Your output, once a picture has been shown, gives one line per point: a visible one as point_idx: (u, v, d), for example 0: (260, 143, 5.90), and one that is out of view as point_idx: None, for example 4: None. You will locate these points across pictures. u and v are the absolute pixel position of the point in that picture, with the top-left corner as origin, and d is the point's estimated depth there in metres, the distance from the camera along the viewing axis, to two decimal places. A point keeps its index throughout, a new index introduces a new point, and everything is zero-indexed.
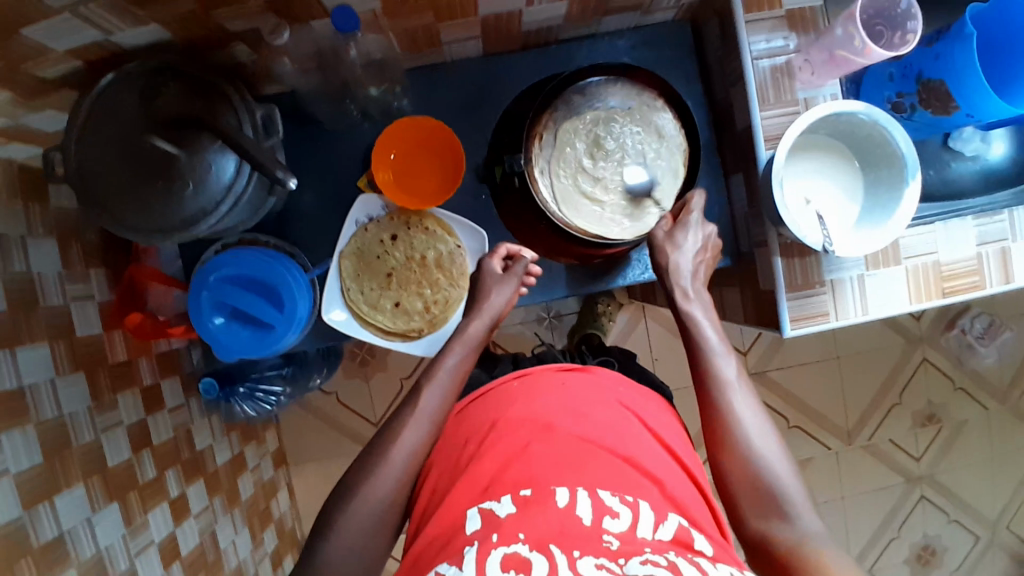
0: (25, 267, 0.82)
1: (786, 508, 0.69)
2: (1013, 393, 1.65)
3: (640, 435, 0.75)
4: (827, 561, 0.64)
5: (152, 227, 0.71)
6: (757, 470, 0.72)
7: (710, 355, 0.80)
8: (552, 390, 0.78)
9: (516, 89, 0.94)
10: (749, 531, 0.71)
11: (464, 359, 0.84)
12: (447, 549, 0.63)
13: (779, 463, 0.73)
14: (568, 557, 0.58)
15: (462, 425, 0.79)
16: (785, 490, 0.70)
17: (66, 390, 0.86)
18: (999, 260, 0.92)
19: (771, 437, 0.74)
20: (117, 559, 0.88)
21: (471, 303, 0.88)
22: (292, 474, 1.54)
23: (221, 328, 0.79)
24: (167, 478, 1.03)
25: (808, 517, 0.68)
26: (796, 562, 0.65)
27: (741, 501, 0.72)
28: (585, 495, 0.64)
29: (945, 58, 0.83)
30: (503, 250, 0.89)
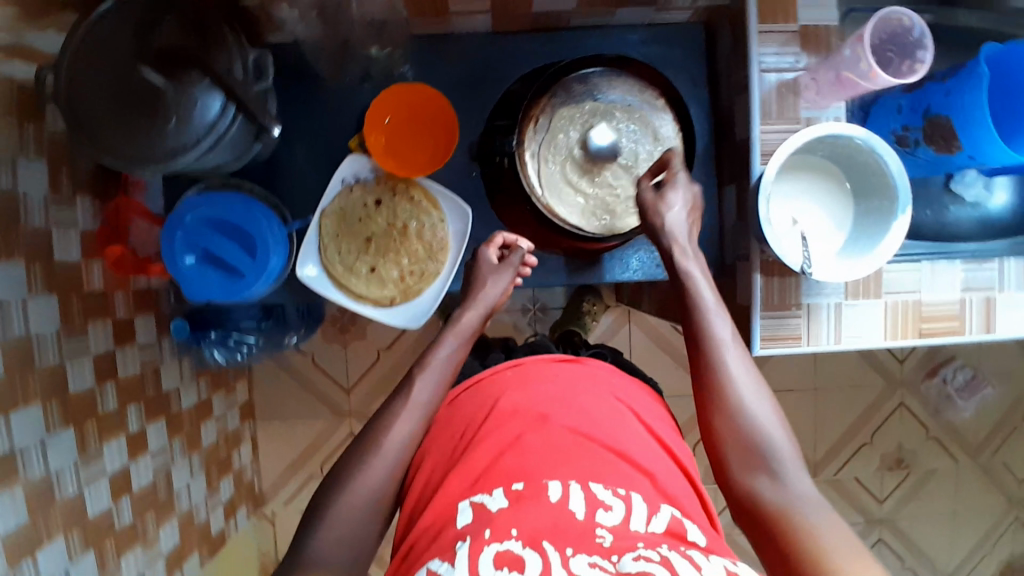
0: (12, 184, 0.81)
1: (775, 467, 0.67)
2: (986, 450, 1.64)
3: (635, 427, 0.73)
4: (815, 523, 0.62)
5: (134, 157, 0.70)
6: (750, 429, 0.69)
7: (703, 311, 0.76)
8: (547, 380, 0.76)
9: (524, 70, 0.94)
10: (738, 488, 0.68)
11: (458, 350, 0.81)
12: (439, 543, 0.62)
13: (771, 421, 0.70)
14: (560, 554, 0.57)
15: (456, 412, 0.77)
16: (776, 449, 0.68)
17: (37, 309, 0.85)
18: (983, 308, 0.91)
19: (763, 395, 0.71)
20: (65, 485, 0.88)
21: (465, 293, 0.88)
22: (258, 429, 1.53)
23: (193, 269, 0.79)
24: (128, 412, 1.02)
25: (797, 475, 0.67)
26: (786, 523, 0.63)
27: (732, 460, 0.69)
28: (577, 489, 0.63)
29: (955, 94, 0.82)
30: (500, 240, 0.90)
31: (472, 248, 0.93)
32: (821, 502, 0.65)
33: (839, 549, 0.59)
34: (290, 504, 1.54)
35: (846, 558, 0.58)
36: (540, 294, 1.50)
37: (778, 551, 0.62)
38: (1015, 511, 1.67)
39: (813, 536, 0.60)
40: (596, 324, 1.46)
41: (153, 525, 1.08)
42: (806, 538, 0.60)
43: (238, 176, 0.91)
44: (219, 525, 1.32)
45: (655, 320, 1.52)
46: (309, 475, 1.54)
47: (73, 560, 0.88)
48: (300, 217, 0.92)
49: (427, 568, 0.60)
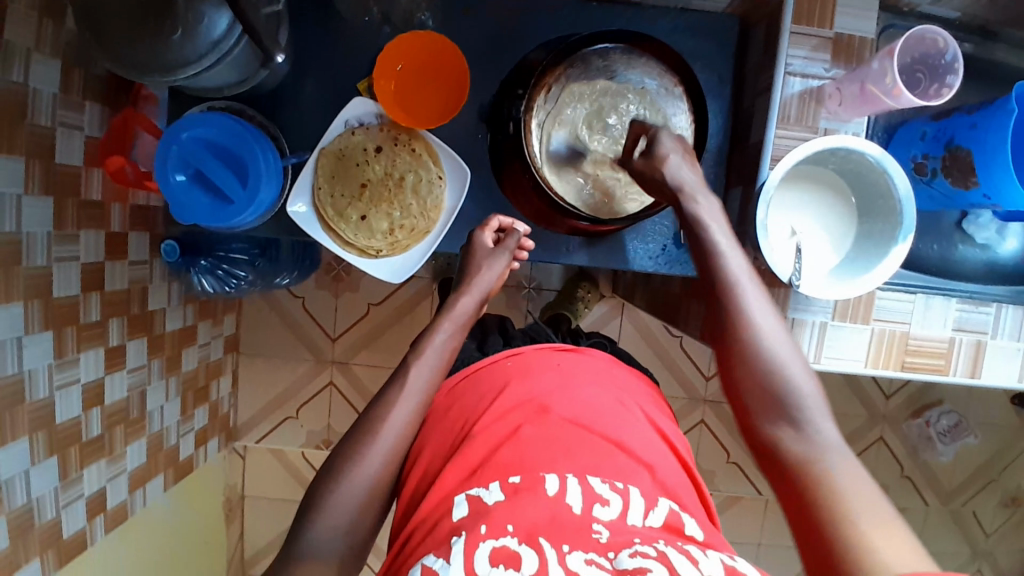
0: (24, 80, 0.80)
1: (796, 413, 0.66)
2: (958, 497, 1.63)
3: (634, 419, 0.73)
4: (834, 471, 0.61)
5: (137, 66, 0.70)
6: (770, 378, 0.68)
7: (726, 261, 0.74)
8: (547, 371, 0.75)
9: (548, 37, 0.92)
10: (758, 433, 0.68)
11: (453, 336, 0.80)
12: (434, 536, 0.60)
13: (793, 367, 0.68)
14: (557, 551, 0.55)
15: (455, 400, 0.76)
16: (798, 396, 0.67)
17: (30, 209, 0.83)
18: (971, 350, 0.90)
19: (786, 344, 0.70)
20: (38, 386, 0.88)
21: (461, 277, 0.86)
22: (240, 363, 1.54)
23: (182, 185, 0.81)
24: (110, 326, 1.02)
25: (818, 422, 0.65)
26: (805, 470, 0.62)
27: (752, 406, 0.69)
28: (575, 483, 0.62)
29: (981, 128, 0.80)
30: (497, 223, 0.89)
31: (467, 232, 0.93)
32: (844, 449, 0.64)
33: (857, 497, 0.58)
34: (262, 441, 1.56)
35: (863, 507, 0.57)
36: (537, 273, 1.48)
37: (796, 497, 0.61)
38: (978, 561, 1.66)
39: (831, 483, 0.60)
40: (587, 313, 1.45)
41: (121, 440, 1.09)
42: (824, 484, 0.60)
43: (245, 103, 0.90)
44: (188, 450, 1.34)
45: (647, 317, 1.50)
46: (284, 416, 1.56)
47: (35, 464, 0.88)
48: (298, 151, 0.92)
49: (421, 564, 0.58)
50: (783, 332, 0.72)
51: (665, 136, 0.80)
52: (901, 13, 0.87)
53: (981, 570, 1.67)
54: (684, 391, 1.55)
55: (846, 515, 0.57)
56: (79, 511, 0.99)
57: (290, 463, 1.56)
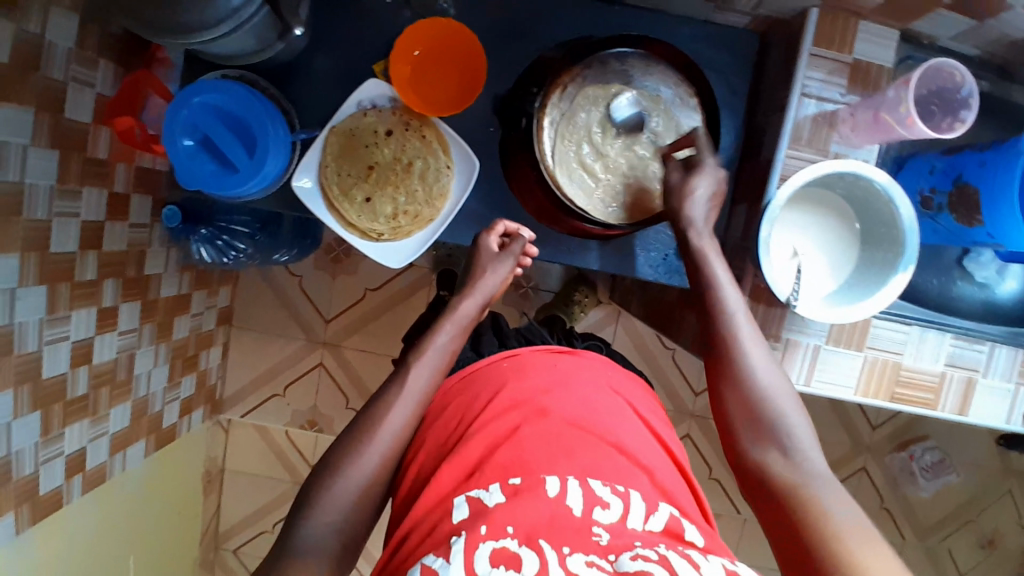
0: (40, 31, 0.80)
1: (785, 445, 0.67)
2: (935, 534, 1.63)
3: (632, 422, 0.73)
4: (825, 501, 0.62)
5: (146, 23, 0.69)
6: (761, 411, 0.69)
7: (721, 291, 0.76)
8: (542, 371, 0.76)
9: (568, 36, 0.91)
10: (749, 465, 0.69)
11: (454, 338, 0.79)
12: (433, 538, 0.59)
13: (784, 402, 0.70)
14: (557, 553, 0.55)
15: (453, 400, 0.76)
16: (788, 428, 0.68)
17: (35, 161, 0.83)
18: (962, 387, 0.90)
19: (773, 370, 0.72)
20: (28, 338, 0.87)
21: (465, 282, 0.86)
22: (231, 336, 1.54)
23: (188, 150, 0.80)
24: (105, 286, 1.02)
25: (808, 453, 0.67)
26: (792, 493, 0.64)
27: (742, 439, 0.70)
28: (575, 485, 0.62)
29: (990, 167, 0.80)
30: (502, 228, 0.89)
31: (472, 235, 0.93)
32: (833, 479, 0.65)
33: (844, 525, 0.59)
34: (246, 416, 1.56)
35: (850, 534, 0.58)
36: (536, 272, 1.48)
37: (784, 522, 0.63)
38: None
39: (821, 513, 0.61)
40: (582, 316, 1.44)
41: (105, 401, 1.08)
42: (809, 509, 0.61)
43: (259, 74, 0.90)
44: (172, 418, 1.33)
45: (642, 325, 1.50)
46: (271, 392, 1.55)
47: (17, 418, 0.88)
48: (307, 128, 0.91)
49: (420, 564, 0.57)
50: (771, 357, 0.73)
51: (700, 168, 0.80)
52: (922, 44, 0.87)
53: None
54: (672, 403, 1.55)
55: (838, 543, 0.57)
56: (56, 469, 0.98)
57: (273, 440, 1.55)
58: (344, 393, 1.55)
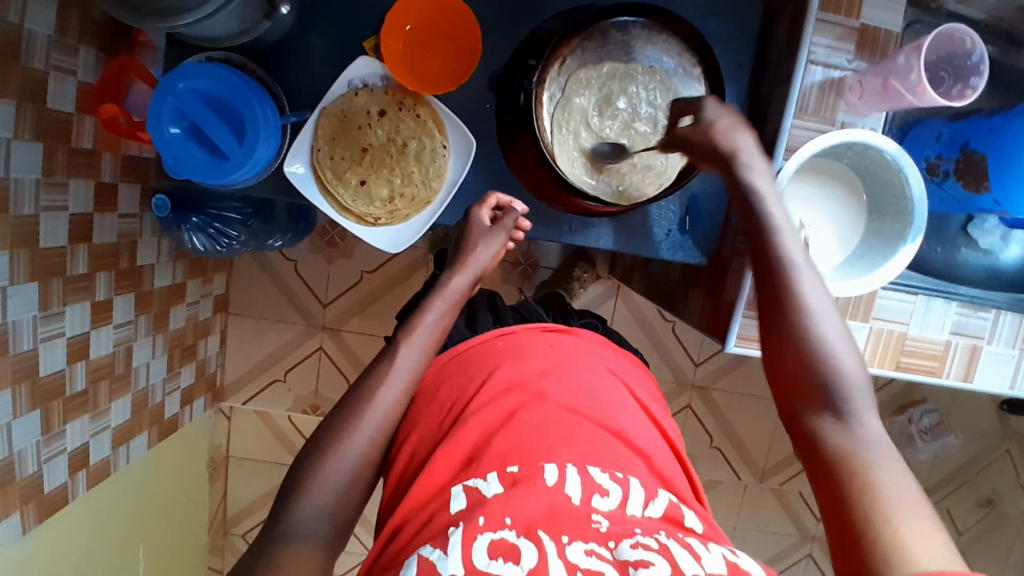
0: (19, 20, 0.76)
1: (842, 407, 0.61)
2: (933, 496, 1.65)
3: (628, 405, 0.72)
4: (882, 480, 0.56)
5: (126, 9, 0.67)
6: (817, 366, 0.62)
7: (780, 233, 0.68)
8: (537, 353, 0.74)
9: (564, 7, 0.88)
10: (799, 422, 0.63)
11: (444, 315, 0.78)
12: (430, 528, 0.59)
13: (846, 358, 0.63)
14: (556, 543, 0.55)
15: (445, 381, 0.75)
16: (847, 388, 0.61)
17: (20, 154, 0.80)
18: (967, 354, 0.90)
19: (836, 325, 0.64)
20: (22, 336, 0.86)
21: (456, 256, 0.84)
22: (229, 323, 1.52)
23: (175, 138, 0.78)
24: (98, 280, 1.00)
25: (866, 417, 0.60)
26: (845, 469, 0.57)
27: (793, 394, 0.64)
28: (574, 473, 0.61)
29: (998, 133, 0.79)
30: (494, 201, 0.87)
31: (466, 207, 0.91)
32: (891, 448, 0.59)
33: (900, 510, 0.53)
34: (249, 402, 1.55)
35: (908, 523, 0.52)
36: (534, 250, 1.46)
37: (831, 497, 0.57)
38: None
39: (874, 487, 0.55)
40: (582, 292, 1.43)
41: (106, 394, 1.07)
42: (862, 485, 0.56)
43: (246, 57, 0.86)
44: (174, 409, 1.33)
45: (643, 299, 1.49)
46: (271, 378, 1.54)
47: (17, 417, 0.87)
48: (298, 111, 0.89)
49: (417, 555, 0.56)
50: (834, 309, 0.66)
51: (712, 104, 0.75)
52: (928, 9, 0.85)
53: None
54: (673, 375, 1.55)
55: (889, 529, 0.52)
56: (61, 466, 0.98)
57: (276, 426, 1.55)
58: (344, 376, 1.54)
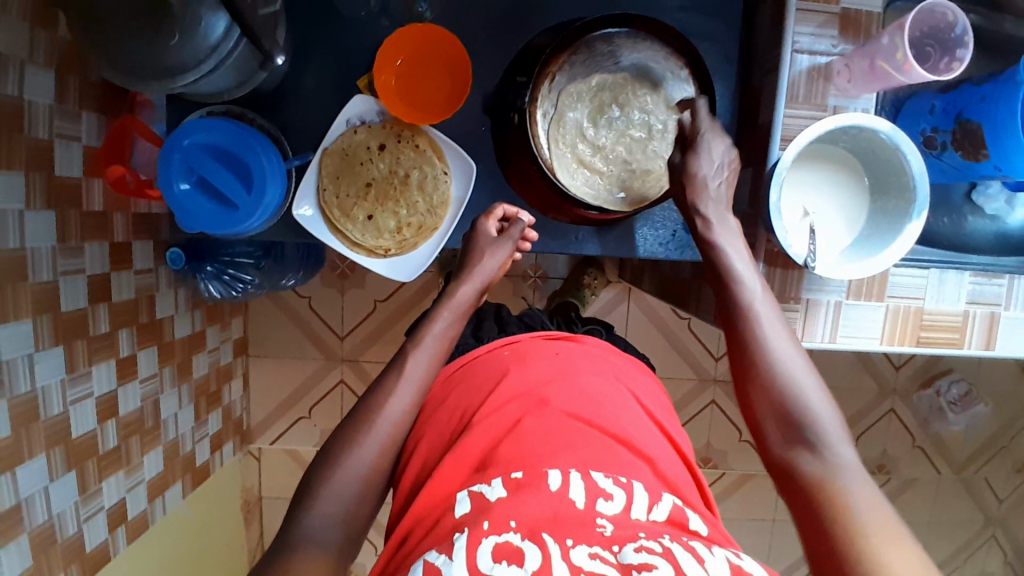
0: (18, 92, 0.79)
1: (812, 438, 0.64)
2: (969, 467, 1.63)
3: (631, 408, 0.73)
4: (852, 497, 0.59)
5: (129, 70, 0.69)
6: (787, 404, 0.67)
7: (736, 278, 0.75)
8: (543, 359, 0.76)
9: (548, 22, 0.91)
10: (777, 460, 0.66)
11: (452, 325, 0.80)
12: (435, 533, 0.60)
13: (811, 393, 0.67)
14: (560, 547, 0.55)
15: (451, 392, 0.76)
16: (817, 422, 0.65)
17: (33, 223, 0.83)
18: (985, 323, 0.89)
19: (799, 362, 0.69)
20: (52, 401, 0.88)
21: (464, 264, 0.86)
22: (250, 364, 1.54)
23: (186, 194, 0.80)
24: (120, 337, 1.02)
25: (837, 447, 0.64)
26: (818, 491, 0.61)
27: (769, 433, 0.67)
28: (578, 477, 0.61)
29: (990, 101, 0.79)
30: (501, 212, 0.89)
31: (470, 218, 0.93)
32: (865, 476, 0.62)
33: (872, 525, 0.56)
34: (276, 442, 1.56)
35: (879, 537, 0.55)
36: (542, 262, 1.47)
37: (810, 519, 0.60)
38: (991, 528, 1.67)
39: (850, 511, 0.58)
40: (594, 299, 1.43)
41: (137, 449, 1.09)
42: (834, 505, 0.59)
43: (247, 106, 0.90)
44: (204, 456, 1.34)
45: (655, 300, 1.49)
46: (297, 416, 1.55)
47: (53, 480, 0.89)
48: (301, 153, 0.91)
49: (423, 560, 0.56)
50: (796, 348, 0.71)
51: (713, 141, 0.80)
52: None
53: (994, 536, 1.67)
54: (694, 372, 1.54)
55: (861, 542, 0.55)
56: (100, 523, 1.00)
57: (304, 461, 1.56)
58: None
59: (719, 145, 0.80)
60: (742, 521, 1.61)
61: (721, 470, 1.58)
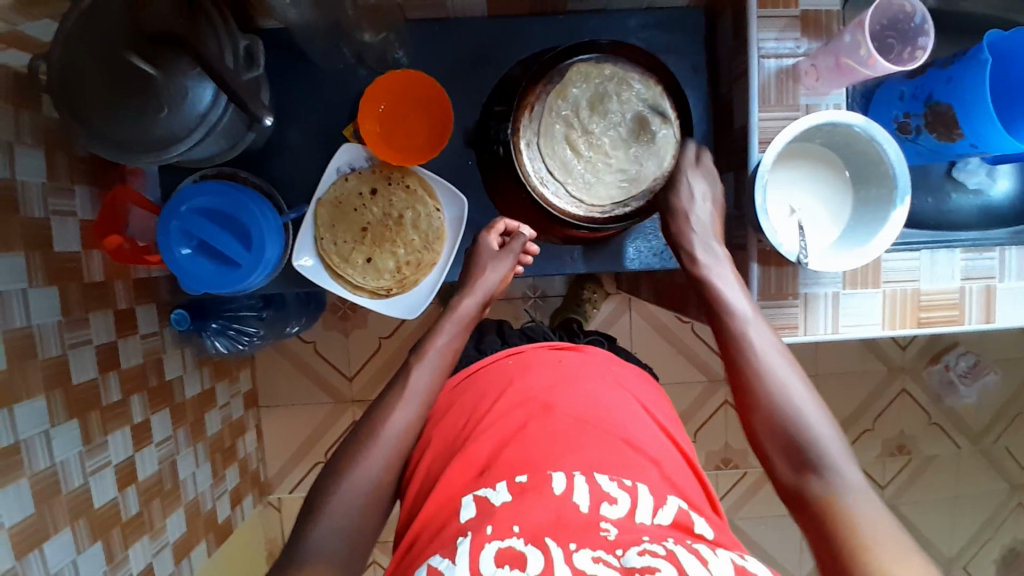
0: (10, 174, 0.80)
1: (818, 463, 0.66)
2: (987, 437, 1.63)
3: (637, 413, 0.74)
4: (861, 519, 0.62)
5: (133, 144, 0.71)
6: (790, 432, 0.68)
7: (731, 314, 0.76)
8: (546, 367, 0.76)
9: (520, 53, 0.94)
10: (787, 487, 0.68)
11: (455, 337, 0.81)
12: (442, 537, 0.61)
13: (812, 414, 0.69)
14: (563, 550, 0.55)
15: (458, 399, 0.77)
16: (820, 444, 0.67)
17: (37, 301, 0.84)
18: (983, 297, 0.91)
19: (798, 386, 0.71)
20: (71, 474, 0.88)
21: (464, 280, 0.88)
22: (262, 416, 1.54)
23: (187, 258, 0.82)
24: (132, 403, 1.03)
25: (844, 468, 0.65)
26: (831, 519, 0.63)
27: (775, 461, 0.69)
28: (582, 481, 0.62)
29: (957, 81, 0.81)
30: (502, 226, 0.90)
31: (471, 235, 0.94)
32: (872, 495, 0.64)
33: (886, 547, 0.59)
34: (295, 490, 1.55)
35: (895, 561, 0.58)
36: (541, 282, 1.48)
37: (826, 546, 0.62)
38: (1018, 496, 1.66)
39: (859, 534, 0.60)
40: (596, 312, 1.44)
41: (159, 513, 1.09)
42: (847, 533, 0.61)
43: (239, 166, 0.92)
44: (225, 511, 1.34)
45: (655, 307, 1.50)
46: (313, 461, 1.55)
47: (80, 552, 0.89)
48: (295, 206, 0.94)
49: (427, 564, 0.58)
50: (796, 372, 0.72)
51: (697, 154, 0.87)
52: None
53: (1023, 504, 1.66)
54: (703, 374, 1.55)
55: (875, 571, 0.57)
56: None
57: None
58: None
59: (706, 175, 0.86)
60: (769, 518, 1.59)
61: (742, 469, 1.58)
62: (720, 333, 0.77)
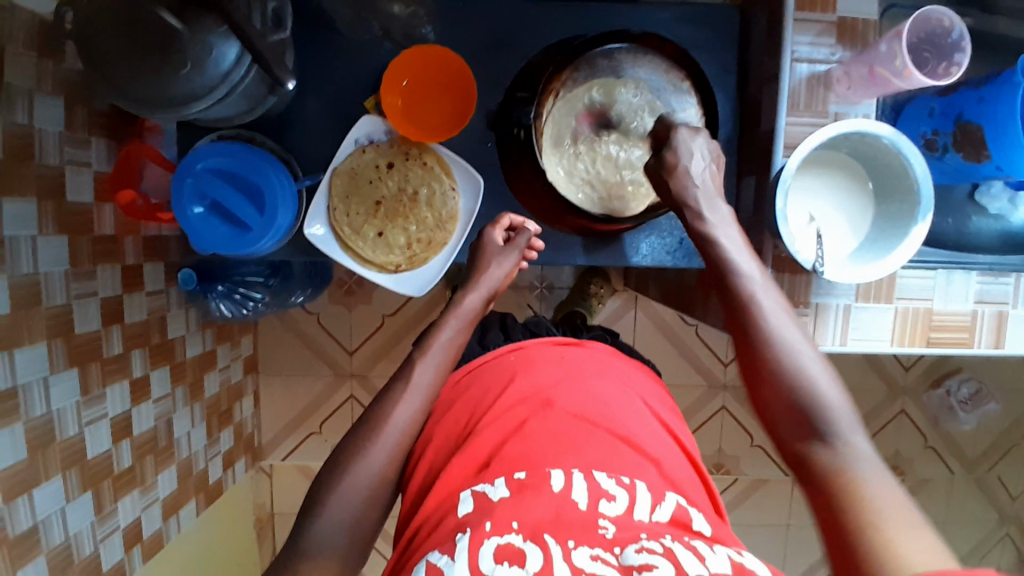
0: (28, 120, 0.80)
1: (825, 430, 0.64)
2: (981, 465, 1.62)
3: (640, 412, 0.73)
4: (864, 480, 0.59)
5: (159, 101, 0.71)
6: (796, 395, 0.66)
7: (743, 280, 0.74)
8: (551, 364, 0.76)
9: (549, 39, 0.92)
10: (793, 453, 0.66)
11: (460, 332, 0.81)
12: (438, 534, 0.61)
13: (822, 383, 0.67)
14: (562, 547, 0.55)
15: (460, 396, 0.77)
16: (829, 409, 0.65)
17: (46, 249, 0.84)
18: (994, 322, 0.90)
19: (810, 354, 0.69)
20: (66, 423, 0.88)
21: (472, 273, 0.87)
22: (260, 383, 1.54)
23: (199, 218, 0.82)
24: (132, 357, 1.03)
25: (850, 435, 0.63)
26: (835, 481, 0.60)
27: (781, 427, 0.67)
28: (581, 479, 0.61)
29: (989, 102, 0.80)
30: (507, 221, 0.90)
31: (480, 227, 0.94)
32: (880, 463, 0.61)
33: (889, 507, 0.56)
34: (287, 458, 1.56)
35: (895, 517, 0.55)
36: (548, 273, 1.48)
37: (825, 506, 0.59)
38: (1006, 527, 1.65)
39: (862, 495, 0.57)
40: (601, 307, 1.44)
41: (151, 469, 1.10)
42: (849, 493, 0.58)
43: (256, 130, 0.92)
44: (217, 473, 1.35)
45: (661, 306, 1.49)
46: (308, 431, 1.56)
47: (69, 502, 0.89)
48: (311, 174, 0.93)
49: (427, 561, 0.58)
50: (808, 344, 0.71)
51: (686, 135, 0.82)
52: None
53: (1009, 535, 1.66)
54: (703, 378, 1.54)
55: (874, 530, 0.54)
56: (116, 543, 1.00)
57: None
58: None
59: (698, 146, 0.82)
60: (756, 526, 1.60)
61: (733, 475, 1.58)
62: (729, 307, 0.75)
